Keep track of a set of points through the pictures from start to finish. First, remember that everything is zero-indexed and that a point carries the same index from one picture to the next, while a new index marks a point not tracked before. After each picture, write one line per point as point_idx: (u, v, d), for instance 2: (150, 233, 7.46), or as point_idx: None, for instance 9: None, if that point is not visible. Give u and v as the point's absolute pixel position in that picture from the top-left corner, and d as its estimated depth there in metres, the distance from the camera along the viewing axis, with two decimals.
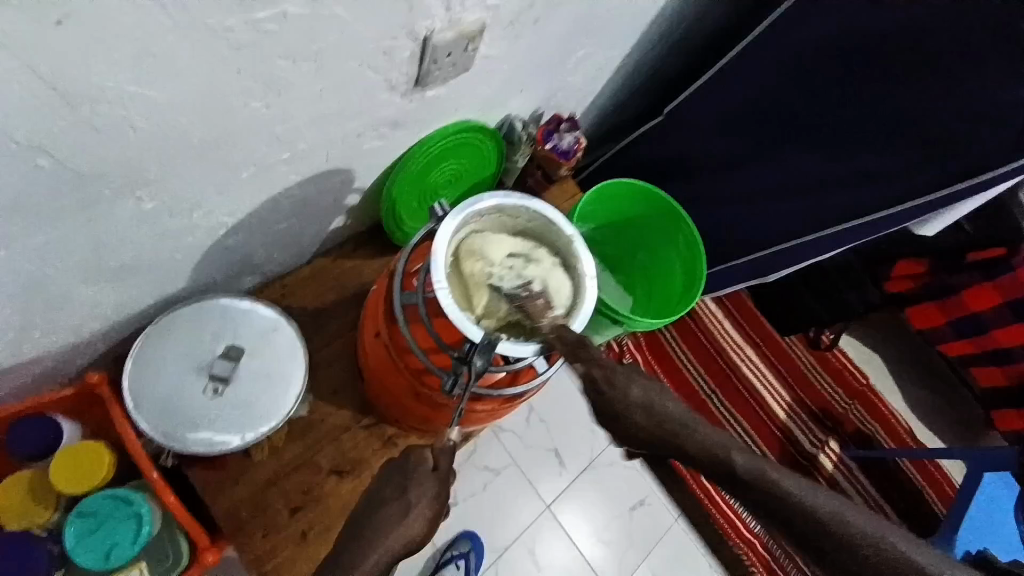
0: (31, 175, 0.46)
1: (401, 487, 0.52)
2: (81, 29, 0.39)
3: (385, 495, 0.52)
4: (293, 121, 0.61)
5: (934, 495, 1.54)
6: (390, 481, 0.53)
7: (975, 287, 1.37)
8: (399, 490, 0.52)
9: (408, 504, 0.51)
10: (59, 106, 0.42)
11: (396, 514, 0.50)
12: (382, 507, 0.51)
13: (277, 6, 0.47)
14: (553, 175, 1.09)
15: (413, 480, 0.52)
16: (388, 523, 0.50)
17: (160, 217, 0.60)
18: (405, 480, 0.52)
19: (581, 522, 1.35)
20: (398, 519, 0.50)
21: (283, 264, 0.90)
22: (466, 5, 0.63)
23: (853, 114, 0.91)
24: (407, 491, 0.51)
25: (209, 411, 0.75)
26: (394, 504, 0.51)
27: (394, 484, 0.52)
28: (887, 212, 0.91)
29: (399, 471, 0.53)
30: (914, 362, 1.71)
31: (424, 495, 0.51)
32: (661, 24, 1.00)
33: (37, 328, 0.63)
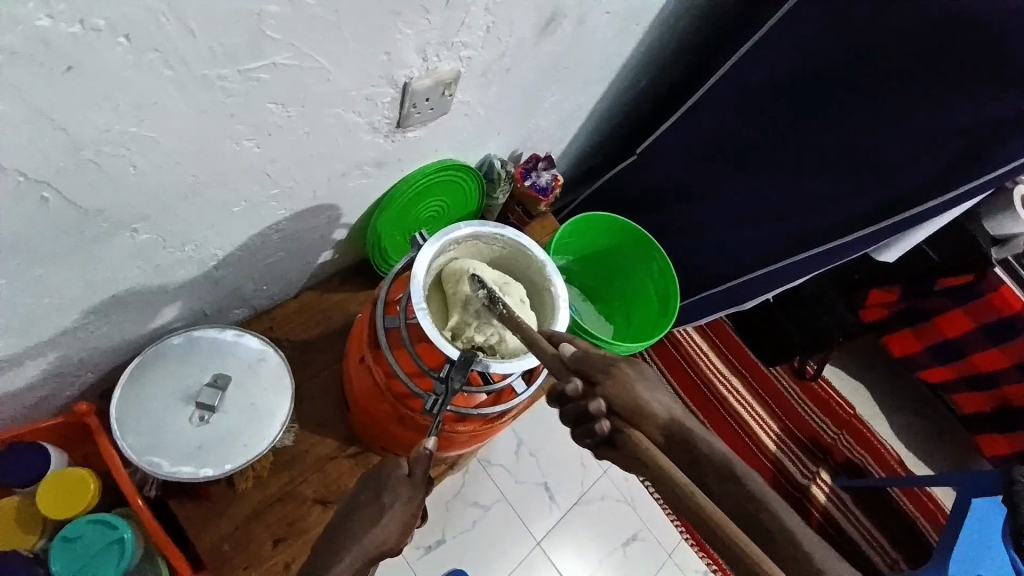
0: (36, 209, 0.50)
1: (376, 492, 0.55)
2: (88, 77, 0.44)
3: (359, 501, 0.55)
4: (281, 161, 0.66)
5: (928, 523, 1.53)
6: (366, 488, 0.56)
7: (947, 313, 1.42)
8: (374, 495, 0.55)
9: (382, 508, 0.54)
10: (64, 144, 0.47)
11: (370, 518, 0.53)
12: (357, 512, 0.54)
13: (267, 58, 0.53)
14: (533, 211, 1.15)
15: (387, 486, 0.55)
16: (364, 525, 0.53)
17: (155, 249, 0.64)
18: (379, 486, 0.55)
19: (573, 559, 1.33)
20: (371, 523, 0.53)
21: (272, 298, 0.94)
22: (441, 56, 0.70)
23: (807, 150, 0.98)
24: (381, 496, 0.55)
25: (195, 439, 0.77)
26: (369, 509, 0.54)
27: (369, 490, 0.55)
28: (847, 239, 0.98)
29: (374, 478, 0.56)
30: (899, 390, 1.73)
31: (398, 498, 0.54)
32: (628, 71, 1.09)
33: (31, 357, 0.65)
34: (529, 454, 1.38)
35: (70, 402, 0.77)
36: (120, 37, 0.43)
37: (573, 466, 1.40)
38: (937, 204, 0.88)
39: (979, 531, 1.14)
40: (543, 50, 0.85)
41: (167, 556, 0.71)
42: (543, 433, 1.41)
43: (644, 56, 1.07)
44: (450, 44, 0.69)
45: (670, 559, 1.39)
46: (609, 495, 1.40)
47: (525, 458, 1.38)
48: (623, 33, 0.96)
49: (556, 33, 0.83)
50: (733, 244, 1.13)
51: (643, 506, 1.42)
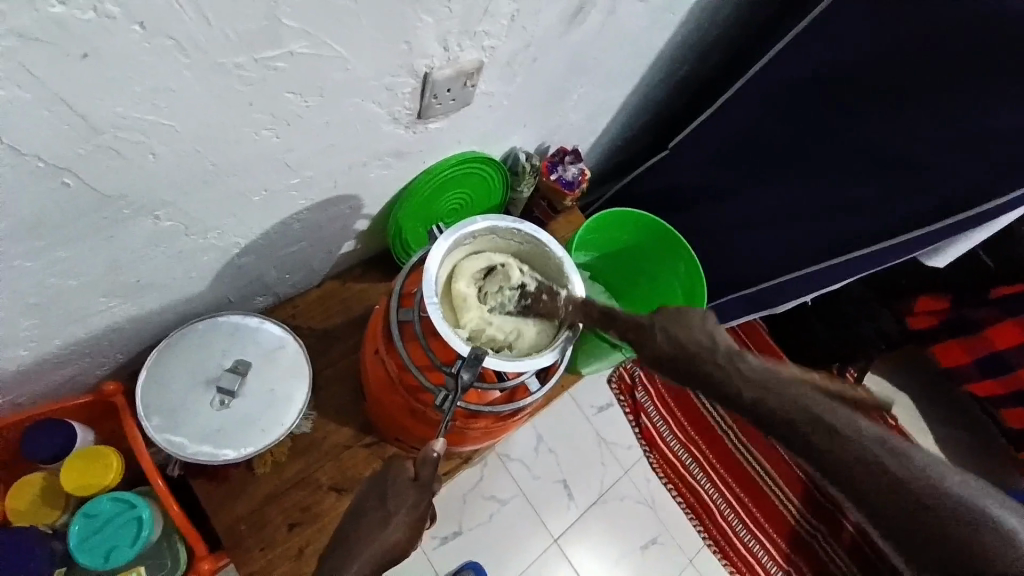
0: (59, 193, 0.51)
1: (382, 496, 0.54)
2: (102, 63, 0.44)
3: (367, 507, 0.54)
4: (300, 150, 0.66)
5: None
6: (373, 492, 0.55)
7: (997, 325, 1.33)
8: (381, 500, 0.54)
9: (389, 513, 0.53)
10: (84, 130, 0.47)
11: (377, 524, 0.53)
12: (365, 517, 0.54)
13: (283, 46, 0.52)
14: (558, 206, 1.13)
15: (393, 489, 0.54)
16: (370, 532, 0.52)
17: (176, 235, 0.65)
18: (386, 489, 0.55)
19: (589, 559, 1.31)
20: (377, 530, 0.52)
21: (295, 286, 0.95)
22: (463, 45, 0.68)
23: (849, 147, 0.92)
24: (387, 500, 0.54)
25: (215, 422, 0.78)
26: (376, 515, 0.53)
27: (377, 494, 0.55)
28: (897, 240, 0.90)
29: (382, 481, 0.55)
30: (944, 402, 1.64)
31: (404, 503, 0.53)
32: (662, 63, 1.05)
33: (59, 337, 0.67)
34: (549, 452, 1.37)
35: (100, 380, 0.80)
36: (135, 24, 0.43)
37: (594, 466, 1.38)
38: (993, 207, 0.81)
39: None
40: (571, 41, 0.82)
41: (184, 536, 0.73)
42: (562, 431, 1.39)
43: (679, 47, 1.03)
44: (473, 33, 0.68)
45: (691, 564, 1.36)
46: (629, 497, 1.38)
47: (545, 455, 1.37)
48: (657, 22, 0.92)
49: (586, 22, 0.81)
50: (767, 244, 1.08)
51: (664, 510, 1.39)
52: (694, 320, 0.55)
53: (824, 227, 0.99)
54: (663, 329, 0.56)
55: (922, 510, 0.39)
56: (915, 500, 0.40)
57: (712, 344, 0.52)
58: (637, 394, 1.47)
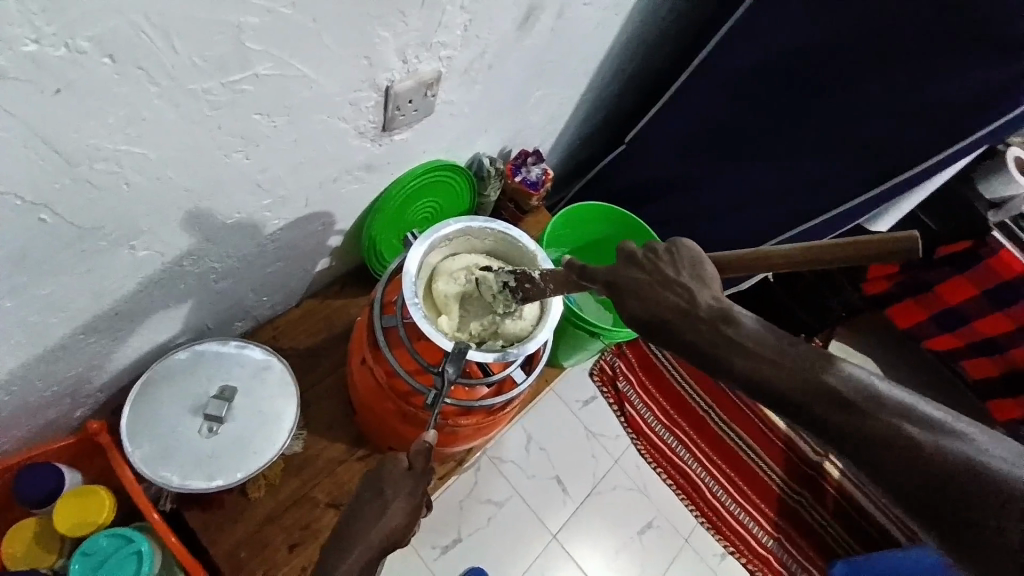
0: (36, 230, 0.51)
1: (378, 486, 0.56)
2: (76, 97, 0.45)
3: (364, 499, 0.56)
4: (271, 171, 0.67)
5: None
6: (366, 484, 0.56)
7: (949, 281, 1.42)
8: (376, 491, 0.55)
9: (386, 502, 0.55)
10: (61, 165, 0.48)
11: (375, 513, 0.54)
12: (361, 509, 0.55)
13: (250, 69, 0.54)
14: (525, 206, 1.16)
15: (388, 479, 0.56)
16: (369, 521, 0.54)
17: (154, 264, 0.65)
18: (381, 480, 0.56)
19: (589, 550, 1.34)
20: (376, 518, 0.54)
21: (274, 308, 0.95)
22: (422, 58, 0.71)
23: (790, 127, 0.98)
24: (384, 490, 0.55)
25: (205, 449, 0.78)
26: (372, 505, 0.55)
27: (370, 487, 0.56)
28: (840, 210, 0.97)
29: (376, 472, 0.57)
30: (905, 361, 1.74)
31: (400, 492, 0.55)
32: (610, 62, 1.10)
33: (38, 378, 0.67)
34: (539, 449, 1.39)
35: (83, 420, 0.79)
36: (107, 57, 0.44)
37: (584, 458, 1.41)
38: (918, 172, 0.88)
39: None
40: (523, 46, 0.86)
41: (184, 565, 0.73)
42: (550, 426, 1.42)
43: (625, 45, 1.08)
44: (430, 46, 0.71)
45: (687, 542, 1.40)
46: (621, 484, 1.41)
47: (535, 453, 1.39)
48: (603, 23, 0.97)
49: (535, 28, 0.84)
50: (727, 224, 1.14)
51: (657, 492, 1.43)
52: (669, 272, 0.48)
53: (777, 203, 1.05)
54: (626, 290, 0.48)
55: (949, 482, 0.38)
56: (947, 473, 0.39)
57: (690, 304, 0.45)
58: (618, 382, 1.51)
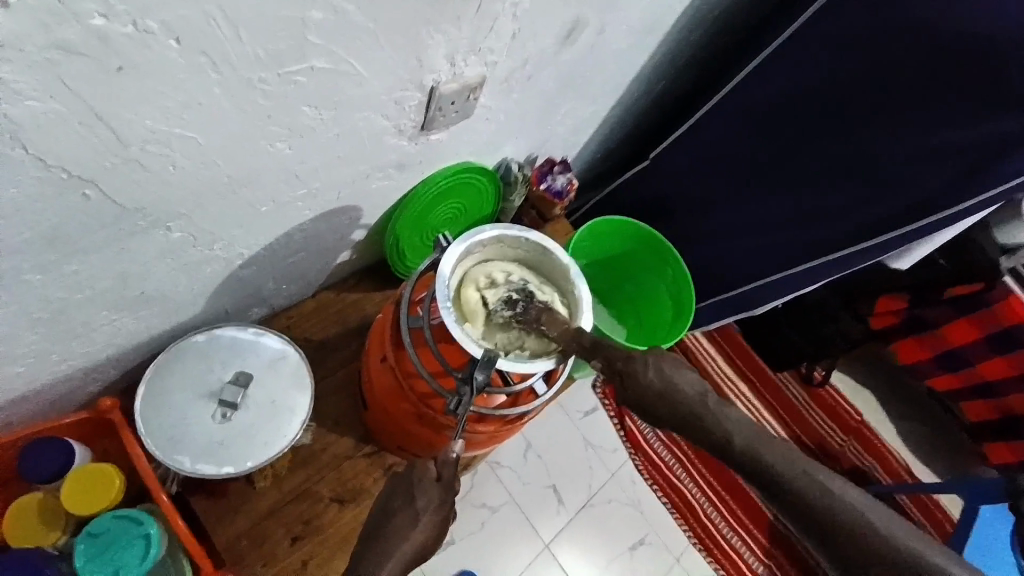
0: (78, 206, 0.50)
1: (409, 496, 0.56)
2: (137, 76, 0.44)
3: (394, 507, 0.56)
4: (309, 163, 0.67)
5: (933, 530, 1.56)
6: (398, 493, 0.57)
7: (953, 321, 1.44)
8: (408, 499, 0.56)
9: (417, 513, 0.55)
10: (112, 143, 0.48)
11: (407, 522, 0.54)
12: (392, 517, 0.55)
13: (306, 61, 0.54)
14: (547, 215, 1.15)
15: (420, 491, 0.56)
16: (399, 532, 0.54)
17: (185, 247, 0.65)
18: (412, 489, 0.56)
19: (581, 563, 1.33)
20: (406, 529, 0.53)
21: (290, 298, 0.94)
22: (468, 61, 0.71)
23: (821, 159, 0.98)
24: (415, 500, 0.55)
25: (216, 436, 0.77)
26: (403, 515, 0.55)
27: (402, 495, 0.56)
28: (860, 247, 0.98)
29: (408, 481, 0.57)
30: (906, 397, 1.75)
31: (431, 502, 0.56)
32: (643, 78, 1.09)
33: (57, 353, 0.66)
34: (538, 457, 1.39)
35: (94, 396, 0.78)
36: (172, 39, 0.44)
37: (582, 470, 1.41)
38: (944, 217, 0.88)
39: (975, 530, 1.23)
40: (564, 56, 0.85)
41: (189, 552, 0.72)
42: (550, 436, 1.42)
43: (660, 62, 1.08)
44: (478, 50, 0.70)
45: (677, 562, 1.40)
46: (616, 499, 1.41)
47: (533, 461, 1.38)
48: (643, 39, 0.96)
49: (578, 40, 0.84)
50: (746, 249, 1.14)
51: (651, 510, 1.42)
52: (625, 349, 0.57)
53: (800, 233, 1.05)
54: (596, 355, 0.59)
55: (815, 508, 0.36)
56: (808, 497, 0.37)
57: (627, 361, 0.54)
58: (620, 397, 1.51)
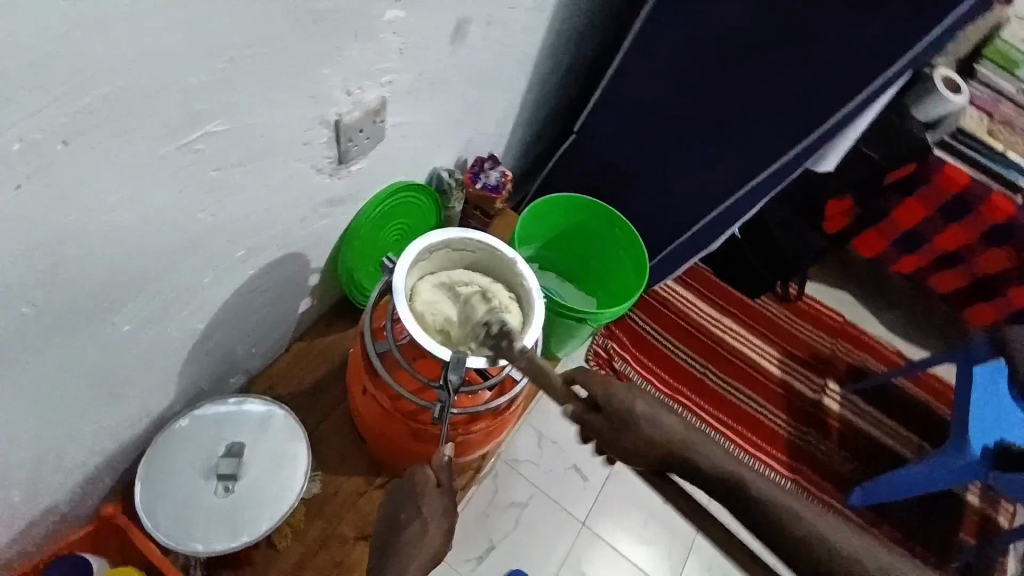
0: (18, 324, 0.51)
1: (415, 504, 0.58)
2: (36, 187, 0.45)
3: (402, 521, 0.57)
4: (238, 222, 0.68)
5: (936, 402, 1.63)
6: (405, 504, 0.58)
7: (902, 204, 1.50)
8: (414, 509, 0.58)
9: (425, 521, 0.57)
10: (34, 256, 0.49)
11: (416, 533, 0.56)
12: (403, 530, 0.56)
13: (201, 128, 0.55)
14: (491, 211, 1.18)
15: (424, 499, 0.58)
16: (412, 541, 0.56)
17: (141, 335, 0.65)
18: (417, 499, 0.58)
19: (620, 530, 1.35)
20: (419, 538, 0.55)
21: (265, 357, 0.95)
22: (365, 87, 0.72)
23: (726, 89, 1.02)
24: (420, 508, 0.58)
25: (224, 509, 0.78)
26: (413, 524, 0.57)
27: (409, 506, 0.58)
28: (786, 159, 1.02)
29: (411, 492, 0.59)
30: (879, 286, 1.82)
31: (435, 510, 0.58)
32: (545, 58, 1.12)
33: (45, 473, 0.66)
34: (552, 442, 1.42)
35: (96, 505, 0.78)
36: (60, 142, 0.45)
37: None
38: (838, 119, 0.94)
39: (988, 398, 1.25)
40: (460, 56, 0.88)
41: None
42: (558, 419, 1.45)
43: (557, 38, 1.11)
44: (371, 73, 0.72)
45: None
46: None
47: (549, 447, 1.41)
48: (533, 22, 0.99)
49: (468, 37, 0.86)
50: (687, 191, 1.17)
51: None
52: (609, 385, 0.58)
53: (728, 160, 1.09)
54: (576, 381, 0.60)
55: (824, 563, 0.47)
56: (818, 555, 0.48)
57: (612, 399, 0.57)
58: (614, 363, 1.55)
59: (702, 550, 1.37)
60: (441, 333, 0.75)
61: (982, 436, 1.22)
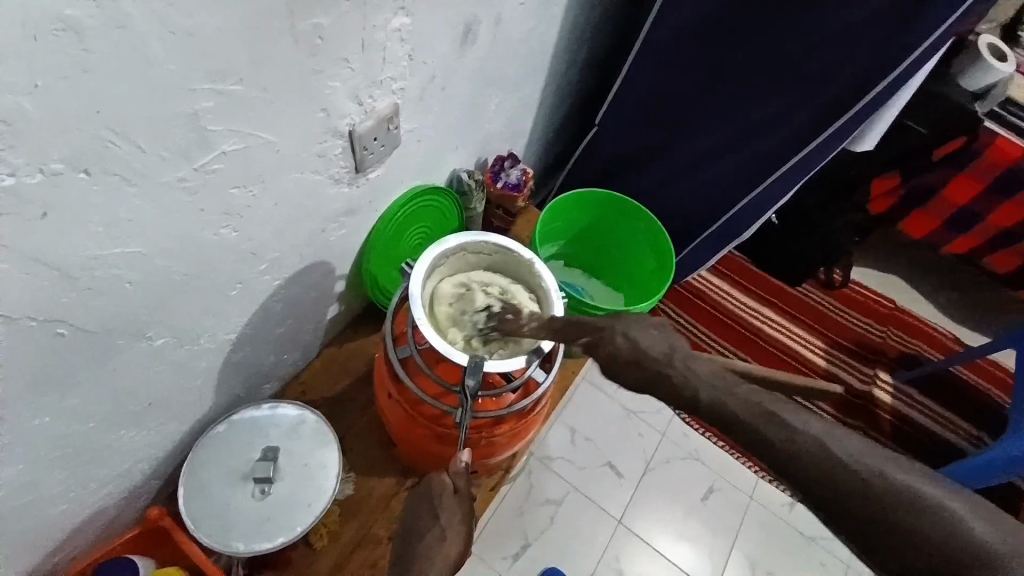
0: (55, 344, 0.54)
1: (433, 513, 0.59)
2: (62, 216, 0.48)
3: (421, 528, 0.58)
4: (259, 236, 0.70)
5: (999, 390, 1.53)
6: (423, 513, 0.59)
7: (953, 180, 1.40)
8: (432, 518, 0.58)
9: (443, 528, 0.58)
10: (65, 281, 0.51)
11: (435, 540, 0.57)
12: (422, 538, 0.57)
13: (215, 149, 0.57)
14: (513, 210, 1.17)
15: (442, 507, 0.59)
16: (431, 548, 0.56)
17: (172, 349, 0.68)
18: (435, 508, 0.59)
19: (657, 528, 1.33)
20: (437, 545, 0.56)
21: (296, 364, 0.98)
22: (375, 96, 0.73)
23: (750, 72, 0.98)
24: (439, 516, 0.58)
25: (261, 511, 0.81)
26: (431, 532, 0.57)
27: (427, 514, 0.59)
28: (817, 142, 0.97)
29: (430, 500, 0.60)
30: (931, 269, 1.71)
31: (454, 518, 0.58)
32: (561, 52, 1.11)
33: (93, 480, 0.70)
34: (585, 439, 1.41)
35: (144, 508, 0.83)
36: (81, 172, 0.47)
37: (631, 438, 1.42)
38: (873, 96, 0.88)
39: None
40: (471, 58, 0.87)
41: None
42: (590, 416, 1.44)
43: (572, 31, 1.09)
44: (380, 82, 0.73)
45: (753, 501, 1.38)
46: (673, 456, 1.41)
47: (582, 444, 1.40)
48: (545, 17, 0.98)
49: (478, 38, 0.86)
50: (713, 179, 1.13)
51: (709, 459, 1.42)
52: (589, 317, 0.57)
53: (754, 146, 1.05)
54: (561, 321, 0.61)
55: (800, 462, 0.34)
56: (794, 454, 0.34)
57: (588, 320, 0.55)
58: None
59: (744, 549, 1.33)
60: (464, 341, 0.75)
61: None
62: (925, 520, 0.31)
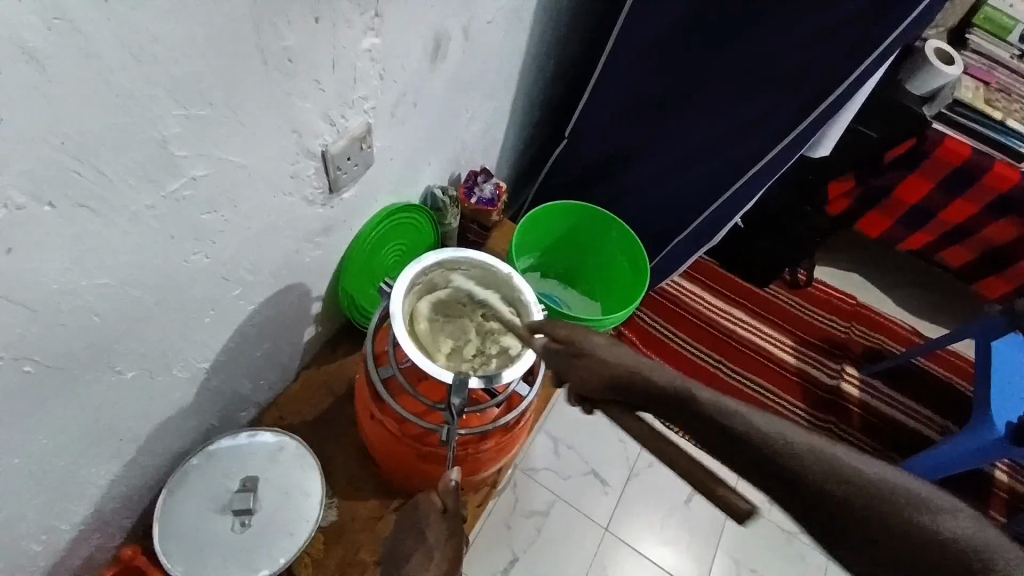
0: (21, 382, 0.52)
1: (419, 533, 0.59)
2: (26, 250, 0.46)
3: (407, 549, 0.59)
4: (233, 260, 0.69)
5: (959, 379, 1.60)
6: (409, 533, 0.60)
7: (905, 180, 1.47)
8: (419, 538, 0.59)
9: (429, 548, 0.58)
10: (30, 316, 0.49)
11: (422, 561, 0.57)
12: (408, 560, 0.58)
13: (184, 175, 0.56)
14: (488, 224, 1.17)
15: (428, 527, 0.59)
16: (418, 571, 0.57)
17: (145, 380, 0.66)
18: (421, 528, 0.60)
19: (644, 532, 1.34)
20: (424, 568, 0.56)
21: (273, 388, 0.96)
22: (347, 116, 0.73)
23: (711, 83, 1.01)
24: (425, 536, 0.59)
25: (240, 543, 0.78)
26: (417, 554, 0.58)
27: (413, 534, 0.59)
28: (778, 149, 1.00)
29: (415, 520, 0.60)
30: (888, 266, 1.79)
31: (440, 538, 0.59)
32: (529, 66, 1.12)
33: (63, 522, 0.67)
34: (568, 448, 1.41)
35: (116, 548, 0.79)
36: (46, 204, 0.46)
37: (614, 445, 1.43)
38: (828, 103, 0.93)
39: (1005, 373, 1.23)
40: (442, 74, 0.88)
41: None
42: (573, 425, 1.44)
43: (539, 46, 1.11)
44: (352, 102, 0.73)
45: None
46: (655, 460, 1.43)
47: (566, 453, 1.40)
48: (512, 32, 0.99)
49: (448, 55, 0.87)
50: (681, 187, 1.16)
51: None
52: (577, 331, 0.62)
53: (717, 155, 1.08)
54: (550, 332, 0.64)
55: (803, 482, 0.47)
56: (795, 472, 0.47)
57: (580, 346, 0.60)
58: None
59: (729, 548, 1.34)
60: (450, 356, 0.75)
61: (1004, 413, 1.18)
62: (890, 502, 0.46)
